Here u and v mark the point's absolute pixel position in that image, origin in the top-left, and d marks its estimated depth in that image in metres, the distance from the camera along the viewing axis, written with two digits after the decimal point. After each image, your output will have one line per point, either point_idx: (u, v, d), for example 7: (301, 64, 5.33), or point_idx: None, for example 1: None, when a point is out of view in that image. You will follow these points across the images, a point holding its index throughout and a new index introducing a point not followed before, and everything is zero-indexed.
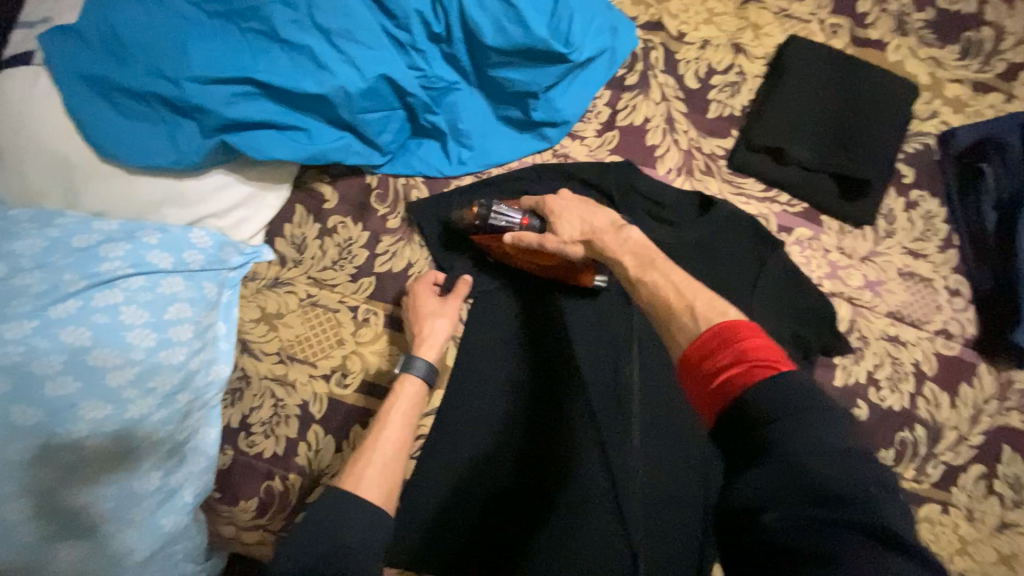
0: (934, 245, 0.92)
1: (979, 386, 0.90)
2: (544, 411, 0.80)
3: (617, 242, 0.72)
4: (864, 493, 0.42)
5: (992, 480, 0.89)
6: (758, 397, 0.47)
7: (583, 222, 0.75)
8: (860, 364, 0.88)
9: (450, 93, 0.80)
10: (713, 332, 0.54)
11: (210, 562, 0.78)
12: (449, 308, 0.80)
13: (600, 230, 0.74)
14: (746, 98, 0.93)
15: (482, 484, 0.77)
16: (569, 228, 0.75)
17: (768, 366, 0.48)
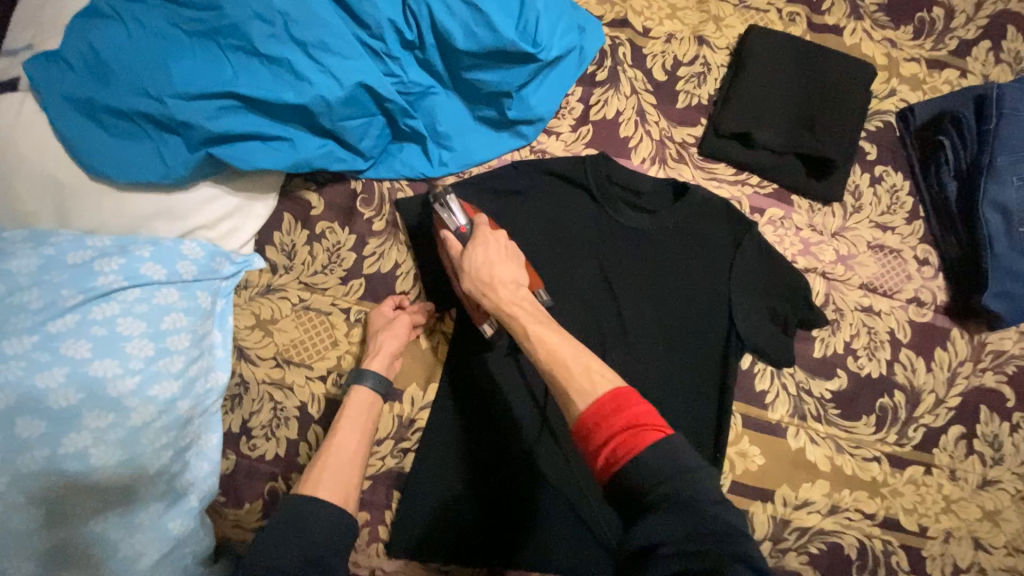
0: (901, 218, 0.96)
1: (954, 350, 0.94)
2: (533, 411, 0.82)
3: (510, 297, 0.73)
4: (730, 528, 0.49)
5: (972, 440, 0.92)
6: (649, 455, 0.53)
7: (486, 269, 0.75)
8: (837, 335, 0.92)
9: (427, 97, 0.83)
10: (607, 398, 0.59)
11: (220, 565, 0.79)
12: (398, 326, 0.83)
13: (498, 282, 0.74)
14: (711, 87, 0.97)
15: (480, 481, 0.81)
16: (474, 264, 0.76)
17: (653, 431, 0.55)
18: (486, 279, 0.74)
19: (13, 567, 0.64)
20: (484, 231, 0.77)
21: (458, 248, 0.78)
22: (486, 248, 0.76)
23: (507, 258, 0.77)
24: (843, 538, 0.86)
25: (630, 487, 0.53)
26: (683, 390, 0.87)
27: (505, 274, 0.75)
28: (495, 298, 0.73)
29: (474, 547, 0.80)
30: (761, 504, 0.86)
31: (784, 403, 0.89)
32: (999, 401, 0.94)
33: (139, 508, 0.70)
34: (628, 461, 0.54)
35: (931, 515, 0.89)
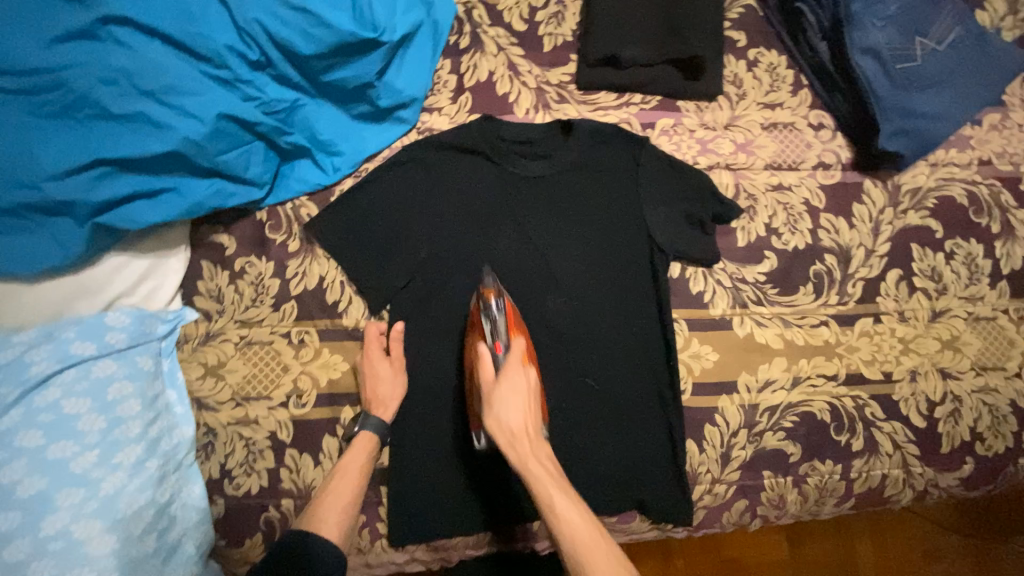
0: (786, 93, 0.98)
1: (871, 200, 0.96)
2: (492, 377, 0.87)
3: (531, 451, 0.70)
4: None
5: (912, 279, 0.94)
6: None
7: (524, 420, 0.72)
8: (756, 221, 0.94)
9: (297, 110, 0.85)
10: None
11: None
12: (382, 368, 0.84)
13: (531, 436, 0.71)
14: (573, 22, 0.99)
15: (464, 452, 0.85)
16: (512, 423, 0.71)
17: None
18: (512, 430, 0.71)
19: None
20: (517, 366, 0.75)
21: (491, 373, 0.75)
22: (506, 399, 0.72)
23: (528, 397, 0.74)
24: (814, 405, 0.89)
25: None
26: (624, 314, 0.90)
27: (517, 416, 0.72)
28: (520, 454, 0.70)
29: (479, 514, 0.84)
30: (728, 397, 0.89)
31: (723, 297, 0.91)
32: (929, 235, 0.96)
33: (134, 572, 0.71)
34: None
35: (892, 361, 0.91)
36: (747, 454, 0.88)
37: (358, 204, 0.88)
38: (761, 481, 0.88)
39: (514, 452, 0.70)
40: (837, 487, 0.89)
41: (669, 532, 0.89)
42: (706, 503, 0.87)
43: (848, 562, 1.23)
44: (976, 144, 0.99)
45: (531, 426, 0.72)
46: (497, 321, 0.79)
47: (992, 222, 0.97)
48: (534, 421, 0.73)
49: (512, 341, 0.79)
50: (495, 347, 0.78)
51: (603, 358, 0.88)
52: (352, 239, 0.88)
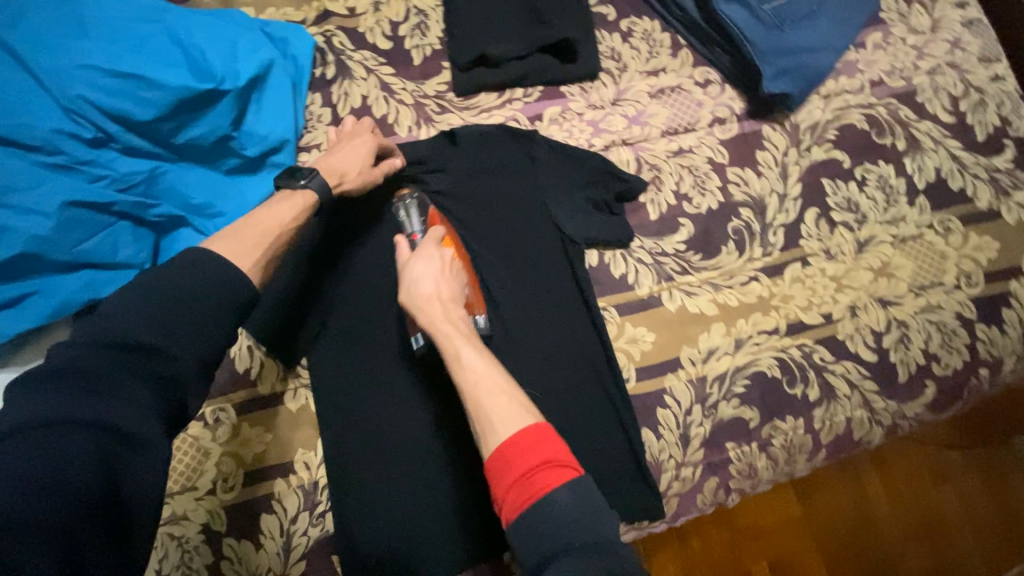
0: (666, 57, 0.97)
1: (773, 145, 0.94)
2: (433, 410, 0.82)
3: (442, 314, 0.69)
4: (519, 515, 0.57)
5: (829, 215, 0.92)
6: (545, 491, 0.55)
7: (437, 278, 0.71)
8: (664, 190, 0.91)
9: (158, 179, 0.79)
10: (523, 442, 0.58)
11: None
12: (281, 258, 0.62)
13: (445, 298, 0.70)
14: (438, 29, 0.96)
15: (413, 498, 0.79)
16: (427, 287, 0.70)
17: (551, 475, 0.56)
18: (424, 295, 0.70)
19: None
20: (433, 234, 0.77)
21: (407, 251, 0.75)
22: (419, 263, 0.72)
23: (450, 268, 0.73)
24: (762, 364, 0.86)
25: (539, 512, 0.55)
26: (550, 315, 0.85)
27: (431, 285, 0.71)
28: (430, 317, 0.69)
29: (442, 562, 0.78)
30: (674, 374, 0.85)
31: (647, 274, 0.88)
32: (838, 167, 0.94)
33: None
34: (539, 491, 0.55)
35: (829, 301, 0.89)
36: (706, 430, 0.84)
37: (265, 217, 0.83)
38: (726, 454, 0.84)
39: (421, 305, 0.69)
40: (805, 441, 0.86)
41: (647, 530, 0.84)
42: (676, 490, 0.83)
43: (857, 502, 1.18)
44: (864, 67, 0.98)
45: (445, 283, 0.72)
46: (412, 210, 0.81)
47: (896, 141, 0.95)
48: (452, 286, 0.72)
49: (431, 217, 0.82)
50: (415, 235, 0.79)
51: (539, 364, 0.83)
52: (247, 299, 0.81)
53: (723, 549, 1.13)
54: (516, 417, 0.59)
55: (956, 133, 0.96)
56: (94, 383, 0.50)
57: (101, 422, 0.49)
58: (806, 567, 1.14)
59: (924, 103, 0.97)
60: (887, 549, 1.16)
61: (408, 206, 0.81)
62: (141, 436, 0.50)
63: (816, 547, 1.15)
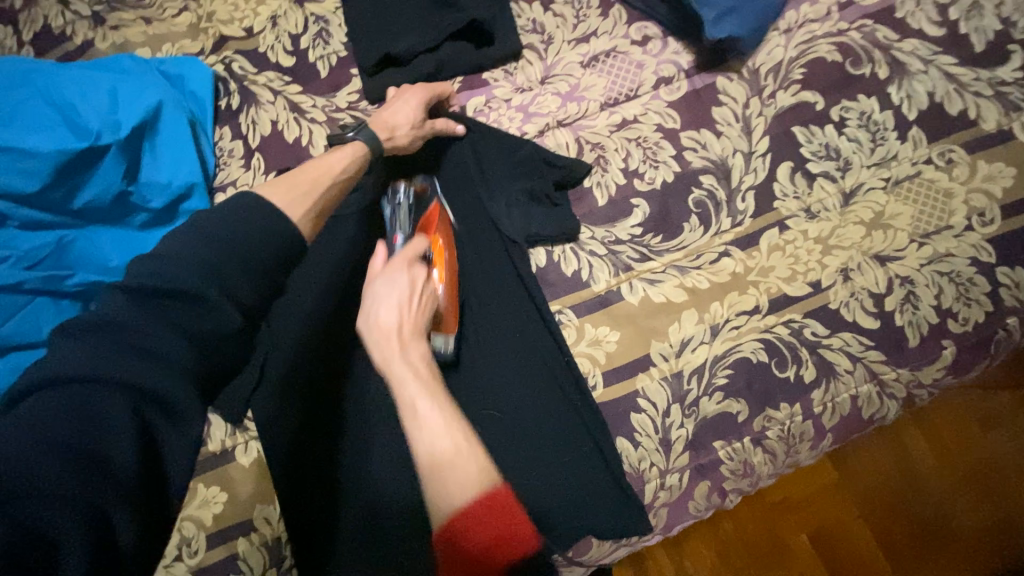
0: (596, 18, 0.86)
1: (731, 98, 0.83)
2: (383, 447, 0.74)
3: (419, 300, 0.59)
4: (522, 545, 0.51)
5: (806, 167, 0.80)
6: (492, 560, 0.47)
7: (404, 295, 0.57)
8: (610, 170, 0.82)
9: (68, 248, 0.74)
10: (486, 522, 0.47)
11: None
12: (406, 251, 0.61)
13: (408, 325, 0.56)
14: (342, 34, 0.88)
15: (370, 544, 0.71)
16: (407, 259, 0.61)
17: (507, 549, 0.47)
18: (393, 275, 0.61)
19: None
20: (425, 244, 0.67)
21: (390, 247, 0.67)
22: (398, 271, 0.59)
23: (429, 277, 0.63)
24: (744, 349, 0.76)
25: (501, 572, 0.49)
26: (498, 328, 0.77)
27: (401, 305, 0.57)
28: (387, 352, 0.54)
29: None
30: (646, 374, 0.77)
31: (602, 268, 0.79)
32: (810, 109, 0.82)
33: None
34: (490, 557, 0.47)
35: (815, 265, 0.78)
36: (688, 431, 0.75)
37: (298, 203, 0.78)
38: (715, 454, 0.75)
39: (386, 330, 0.55)
40: (806, 428, 0.75)
41: (638, 544, 0.77)
42: (664, 501, 0.75)
43: (905, 460, 0.97)
44: None
45: (421, 305, 0.58)
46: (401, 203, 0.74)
47: (877, 68, 0.82)
48: (418, 317, 0.57)
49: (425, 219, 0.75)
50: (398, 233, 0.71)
51: (493, 378, 0.75)
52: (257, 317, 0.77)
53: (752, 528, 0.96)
54: (472, 476, 0.48)
55: (949, 47, 0.82)
56: (84, 382, 0.44)
57: (126, 388, 0.45)
58: (853, 544, 0.94)
59: (906, 17, 0.83)
60: (947, 515, 0.94)
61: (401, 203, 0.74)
62: (175, 405, 0.47)
63: (861, 517, 0.95)
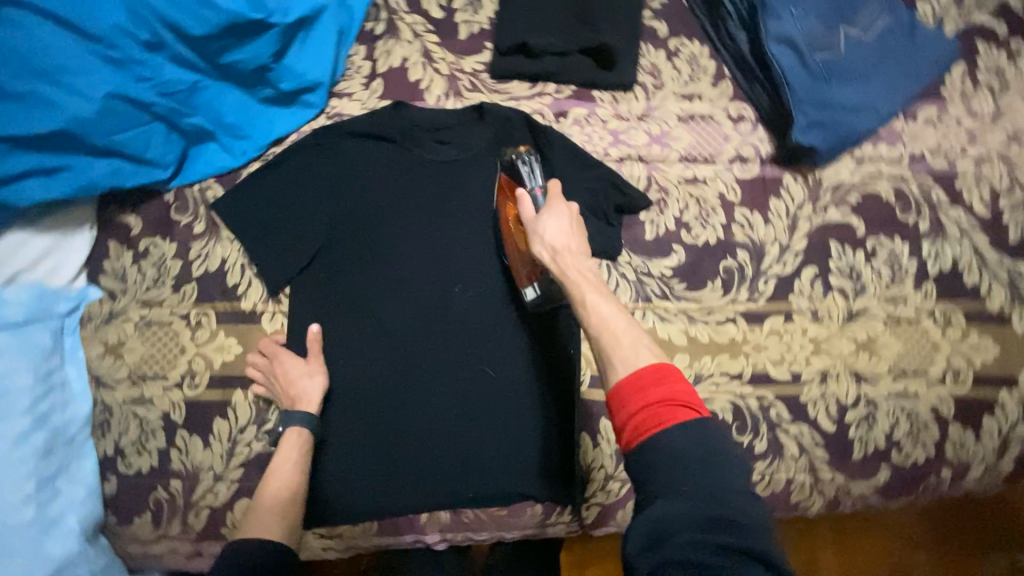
0: (706, 83, 0.97)
1: (789, 195, 0.93)
2: (381, 365, 0.87)
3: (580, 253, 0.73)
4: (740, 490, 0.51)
5: (827, 277, 0.91)
6: (677, 436, 0.52)
7: (557, 234, 0.74)
8: (666, 214, 0.92)
9: (198, 91, 0.86)
10: (649, 370, 0.56)
11: None
12: (557, 206, 0.77)
13: (564, 248, 0.73)
14: (490, 9, 0.99)
15: (361, 431, 0.86)
16: (552, 230, 0.75)
17: (686, 411, 0.54)
18: (556, 246, 0.73)
19: None
20: (558, 197, 0.79)
21: (532, 211, 0.78)
22: (556, 215, 0.76)
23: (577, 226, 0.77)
24: (715, 404, 0.86)
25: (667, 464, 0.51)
26: (518, 306, 0.89)
27: (564, 240, 0.74)
28: (561, 264, 0.72)
29: (371, 495, 0.84)
30: None
31: (627, 290, 0.89)
32: (849, 232, 0.92)
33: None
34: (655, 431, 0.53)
35: (801, 360, 0.88)
36: None
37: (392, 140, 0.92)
38: None
39: (551, 255, 0.73)
40: None
41: (555, 529, 0.87)
42: (599, 500, 0.86)
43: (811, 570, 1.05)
44: (907, 139, 0.95)
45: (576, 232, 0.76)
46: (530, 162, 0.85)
47: (920, 221, 0.92)
48: (576, 240, 0.75)
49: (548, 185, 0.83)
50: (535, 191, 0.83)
51: (497, 345, 0.88)
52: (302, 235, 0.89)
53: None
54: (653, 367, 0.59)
55: (987, 228, 0.93)
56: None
57: None
58: None
59: (961, 189, 0.94)
60: None
61: (535, 169, 0.85)
62: None
63: None
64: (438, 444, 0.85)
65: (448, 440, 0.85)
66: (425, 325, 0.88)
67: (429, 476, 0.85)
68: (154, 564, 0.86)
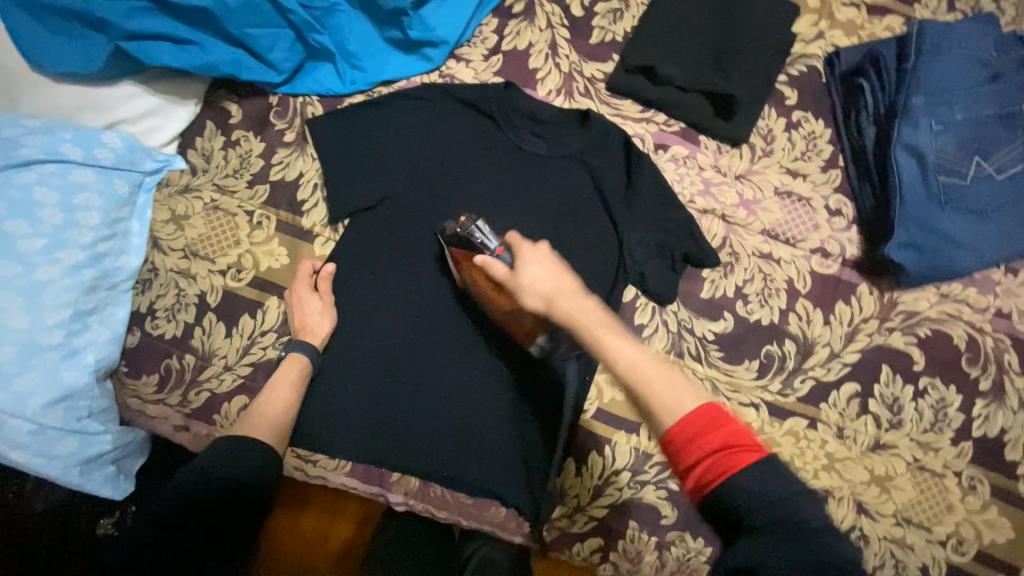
0: (816, 166, 0.93)
1: (858, 305, 0.89)
2: (402, 329, 0.89)
3: (562, 297, 0.70)
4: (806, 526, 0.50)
5: (867, 399, 0.87)
6: (743, 481, 0.51)
7: (541, 279, 0.72)
8: (729, 279, 0.90)
9: (333, 14, 0.91)
10: (697, 415, 0.56)
11: (132, 438, 0.89)
12: (534, 252, 0.76)
13: (558, 291, 0.70)
14: (629, 23, 0.98)
15: (369, 375, 0.88)
16: (529, 279, 0.73)
17: (750, 452, 0.53)
18: (545, 291, 0.72)
19: None
20: (523, 246, 0.77)
21: (502, 269, 0.76)
22: (531, 262, 0.75)
23: (560, 266, 0.75)
24: None
25: (733, 509, 0.51)
26: None
27: (549, 285, 0.72)
28: (558, 311, 0.69)
29: (358, 437, 0.87)
30: (626, 434, 0.87)
31: (662, 338, 0.88)
32: (905, 363, 0.88)
33: (26, 391, 0.78)
34: (722, 481, 0.52)
35: (810, 470, 0.85)
36: (620, 497, 0.85)
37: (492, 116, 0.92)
38: (623, 528, 0.85)
39: (545, 304, 0.71)
40: (697, 569, 0.84)
41: (511, 537, 0.87)
42: (561, 525, 0.85)
43: None
44: (1002, 292, 0.89)
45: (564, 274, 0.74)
46: (478, 229, 0.81)
47: (983, 377, 0.87)
48: (561, 281, 0.72)
49: (509, 241, 0.79)
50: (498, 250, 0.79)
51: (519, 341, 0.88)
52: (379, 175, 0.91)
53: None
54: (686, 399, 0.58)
55: None
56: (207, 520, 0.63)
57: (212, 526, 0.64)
58: None
59: None
60: None
61: (488, 232, 0.80)
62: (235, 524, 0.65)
63: None
64: (431, 423, 0.87)
65: (440, 421, 0.86)
66: (461, 298, 0.90)
67: (416, 440, 0.86)
68: (144, 424, 0.91)
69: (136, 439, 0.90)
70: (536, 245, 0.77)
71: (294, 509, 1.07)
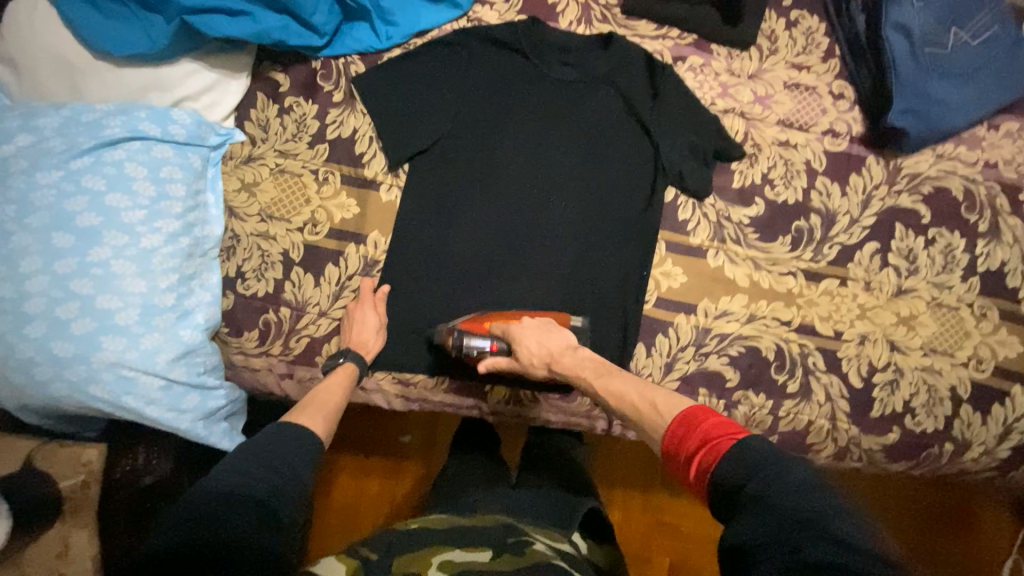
0: (816, 58, 1.04)
1: (869, 175, 1.01)
2: (470, 255, 0.99)
3: (571, 362, 0.88)
4: (783, 484, 0.57)
5: (886, 255, 0.99)
6: (723, 467, 0.63)
7: (541, 348, 0.88)
8: (755, 168, 1.00)
9: None
10: (678, 423, 0.72)
11: (240, 397, 0.97)
12: (522, 327, 0.90)
13: (557, 354, 0.88)
14: None
15: (452, 302, 0.99)
16: (531, 356, 0.89)
17: (724, 439, 0.66)
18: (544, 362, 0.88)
19: (76, 370, 0.80)
20: (513, 328, 0.90)
21: (505, 361, 0.90)
22: (528, 339, 0.88)
23: (550, 329, 0.90)
24: (761, 342, 0.97)
25: (724, 486, 0.62)
26: (609, 223, 0.99)
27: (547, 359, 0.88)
28: (562, 368, 0.88)
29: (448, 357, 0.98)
30: (685, 316, 0.98)
31: (705, 229, 0.99)
32: (915, 220, 1.00)
33: (154, 348, 0.84)
34: (711, 471, 0.64)
35: (845, 322, 0.98)
36: (688, 369, 0.97)
37: (522, 52, 1.01)
38: (696, 395, 0.97)
39: (547, 365, 0.89)
40: (763, 421, 0.97)
41: (596, 422, 1.00)
42: None
43: None
44: (987, 147, 1.02)
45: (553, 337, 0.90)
46: (468, 338, 0.89)
47: (980, 221, 1.00)
48: (552, 348, 0.89)
49: (499, 332, 0.91)
50: (493, 347, 0.90)
51: (579, 252, 0.99)
52: (427, 123, 0.99)
53: (646, 516, 1.31)
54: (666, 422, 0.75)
55: None
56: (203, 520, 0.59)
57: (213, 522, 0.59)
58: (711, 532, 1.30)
59: None
60: None
61: (478, 340, 0.89)
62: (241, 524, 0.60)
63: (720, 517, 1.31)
64: None
65: None
66: (521, 223, 0.99)
67: None
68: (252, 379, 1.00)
69: (238, 399, 0.96)
70: (523, 319, 0.91)
71: (361, 475, 1.33)
